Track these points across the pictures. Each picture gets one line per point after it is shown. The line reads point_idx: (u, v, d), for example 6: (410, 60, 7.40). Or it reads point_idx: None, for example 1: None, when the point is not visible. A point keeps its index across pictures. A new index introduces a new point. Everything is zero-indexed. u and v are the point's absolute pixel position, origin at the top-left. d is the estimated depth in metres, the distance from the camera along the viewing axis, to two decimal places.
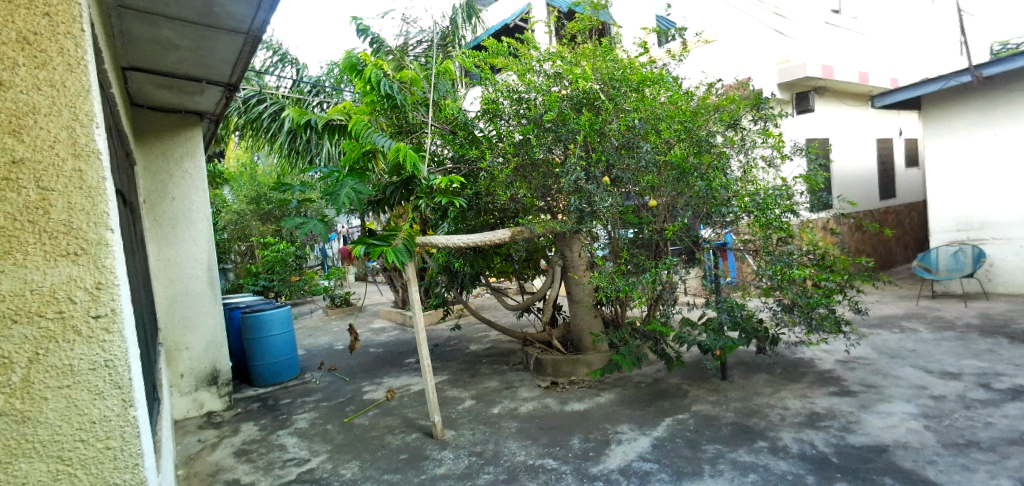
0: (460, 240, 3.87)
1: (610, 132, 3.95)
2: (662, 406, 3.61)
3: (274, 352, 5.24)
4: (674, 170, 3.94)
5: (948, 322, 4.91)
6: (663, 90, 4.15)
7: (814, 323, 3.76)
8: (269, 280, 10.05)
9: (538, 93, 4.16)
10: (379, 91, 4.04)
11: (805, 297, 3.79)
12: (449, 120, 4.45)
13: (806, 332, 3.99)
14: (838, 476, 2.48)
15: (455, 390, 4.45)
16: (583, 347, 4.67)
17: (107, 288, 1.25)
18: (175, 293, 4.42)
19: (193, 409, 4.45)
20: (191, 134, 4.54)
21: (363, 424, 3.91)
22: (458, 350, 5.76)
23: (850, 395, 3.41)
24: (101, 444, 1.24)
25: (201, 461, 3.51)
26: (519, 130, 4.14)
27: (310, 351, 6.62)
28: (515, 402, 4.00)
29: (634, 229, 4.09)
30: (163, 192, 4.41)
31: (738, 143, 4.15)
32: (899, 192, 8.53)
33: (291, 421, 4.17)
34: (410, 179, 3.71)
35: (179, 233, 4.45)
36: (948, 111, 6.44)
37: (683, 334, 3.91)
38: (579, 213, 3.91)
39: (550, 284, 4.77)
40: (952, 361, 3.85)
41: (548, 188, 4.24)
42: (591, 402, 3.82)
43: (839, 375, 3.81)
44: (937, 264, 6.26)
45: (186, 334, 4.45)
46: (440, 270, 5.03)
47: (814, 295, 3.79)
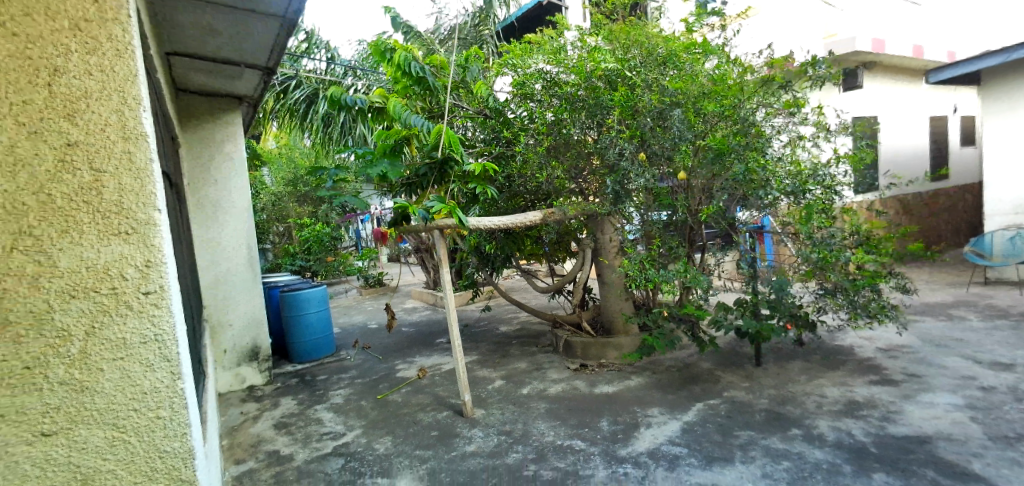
0: (491, 223, 3.88)
1: (644, 105, 3.82)
2: (693, 391, 3.57)
3: (311, 330, 5.43)
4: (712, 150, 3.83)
5: (1002, 310, 4.66)
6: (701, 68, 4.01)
7: (859, 308, 3.69)
8: (306, 260, 10.36)
9: (572, 71, 4.07)
10: (411, 75, 4.03)
11: (850, 281, 3.71)
12: (482, 104, 4.49)
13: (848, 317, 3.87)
14: (875, 466, 2.41)
15: (485, 370, 4.51)
16: (613, 330, 4.65)
17: (155, 266, 1.31)
18: (218, 271, 4.60)
19: (235, 383, 4.65)
20: (231, 118, 4.66)
21: (396, 401, 4.02)
22: (488, 330, 5.83)
23: (892, 384, 3.29)
24: (153, 413, 1.31)
25: (244, 432, 3.69)
26: (552, 110, 4.09)
27: (345, 329, 6.82)
28: (544, 383, 4.03)
29: (668, 212, 4.01)
30: (205, 175, 4.56)
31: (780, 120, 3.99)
32: (953, 173, 8.07)
33: (327, 396, 4.32)
34: (445, 161, 3.66)
35: (221, 214, 4.61)
36: (1013, 85, 5.99)
37: (719, 318, 3.87)
38: (614, 195, 3.92)
39: (581, 266, 4.74)
40: (1005, 352, 3.66)
41: (581, 168, 4.20)
42: (620, 385, 3.82)
43: (880, 363, 3.68)
44: (991, 249, 5.89)
45: (228, 311, 4.63)
46: (472, 251, 5.08)
47: (859, 278, 3.71)
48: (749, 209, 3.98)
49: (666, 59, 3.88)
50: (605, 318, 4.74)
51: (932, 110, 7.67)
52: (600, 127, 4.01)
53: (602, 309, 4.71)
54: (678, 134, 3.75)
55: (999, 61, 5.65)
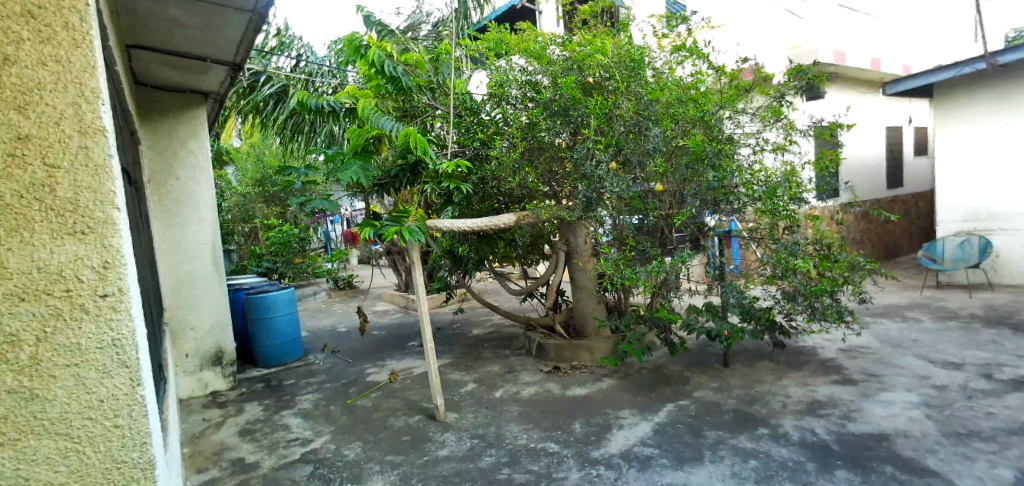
0: (465, 225, 3.87)
1: (621, 114, 3.91)
2: (663, 393, 3.62)
3: (278, 334, 5.29)
4: (686, 157, 3.91)
5: (952, 312, 4.90)
6: (673, 75, 4.10)
7: (817, 312, 3.85)
8: (273, 261, 10.11)
9: (549, 74, 4.09)
10: (381, 73, 4.00)
11: (808, 286, 3.84)
12: (459, 103, 4.40)
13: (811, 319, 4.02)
14: (838, 463, 2.50)
15: (457, 373, 4.47)
16: (585, 332, 4.68)
17: (114, 267, 1.25)
18: (180, 273, 4.43)
19: (197, 389, 4.49)
20: (195, 114, 4.50)
21: (366, 406, 3.94)
22: (460, 333, 5.79)
23: (852, 384, 3.41)
24: (109, 422, 1.24)
25: (206, 440, 3.56)
26: (528, 112, 4.08)
27: (314, 333, 6.67)
28: (517, 386, 4.02)
29: (639, 216, 4.04)
30: (167, 172, 4.39)
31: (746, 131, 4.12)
32: (907, 181, 8.45)
33: (295, 401, 4.21)
34: (416, 162, 3.71)
35: (183, 214, 4.45)
36: (962, 98, 6.32)
37: (691, 321, 3.98)
38: (586, 201, 3.93)
39: (554, 270, 4.72)
40: (956, 352, 3.84)
41: (555, 173, 4.24)
42: (593, 388, 3.84)
43: (841, 363, 3.82)
44: (942, 255, 6.30)
45: (191, 314, 4.46)
46: (444, 253, 5.08)
47: (817, 283, 3.84)
48: (718, 214, 4.08)
49: (638, 66, 3.94)
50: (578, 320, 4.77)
51: (889, 122, 8.02)
52: (575, 133, 4.07)
53: (575, 311, 4.73)
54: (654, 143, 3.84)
55: (951, 74, 5.95)
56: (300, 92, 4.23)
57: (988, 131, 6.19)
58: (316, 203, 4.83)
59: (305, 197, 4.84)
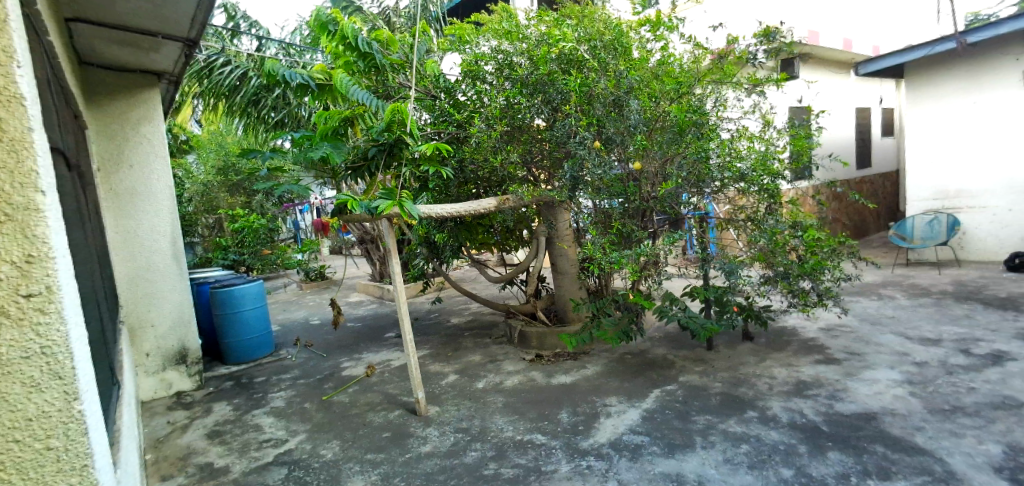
0: (443, 210, 3.73)
1: (600, 91, 3.78)
2: (649, 377, 3.57)
3: (245, 328, 5.03)
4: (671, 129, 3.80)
5: (923, 289, 5.00)
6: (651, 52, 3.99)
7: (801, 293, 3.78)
8: (240, 254, 9.78)
9: (524, 51, 3.93)
10: (353, 48, 3.81)
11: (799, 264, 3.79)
12: (432, 85, 4.31)
13: (795, 300, 3.96)
14: (829, 445, 2.47)
15: (438, 364, 4.34)
16: (567, 317, 4.60)
17: (40, 261, 1.05)
18: (137, 268, 4.14)
19: (161, 390, 4.23)
20: (148, 96, 4.19)
21: (343, 402, 3.78)
22: (438, 323, 5.64)
23: (835, 363, 3.42)
24: (41, 444, 1.06)
25: (171, 444, 3.34)
26: (504, 93, 3.91)
27: (285, 326, 6.42)
28: (499, 376, 3.92)
29: (621, 199, 3.86)
30: (119, 159, 4.07)
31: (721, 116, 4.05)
32: (875, 162, 8.61)
33: (266, 399, 4.01)
34: (394, 144, 3.43)
35: (139, 204, 4.14)
36: (935, 76, 6.42)
37: (665, 309, 3.82)
38: (572, 182, 3.81)
39: (534, 256, 4.62)
40: (931, 328, 3.90)
41: (535, 154, 4.10)
42: (577, 375, 3.76)
43: (822, 343, 3.82)
44: (911, 233, 6.38)
45: (150, 311, 4.18)
46: (421, 242, 4.90)
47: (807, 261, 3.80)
48: (694, 194, 4.02)
49: (616, 43, 3.82)
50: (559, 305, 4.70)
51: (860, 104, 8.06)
52: (554, 110, 3.93)
53: (556, 297, 4.64)
54: (636, 121, 3.73)
55: (923, 54, 6.02)
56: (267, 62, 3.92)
57: (954, 107, 6.33)
58: (285, 189, 4.48)
59: (271, 184, 4.45)
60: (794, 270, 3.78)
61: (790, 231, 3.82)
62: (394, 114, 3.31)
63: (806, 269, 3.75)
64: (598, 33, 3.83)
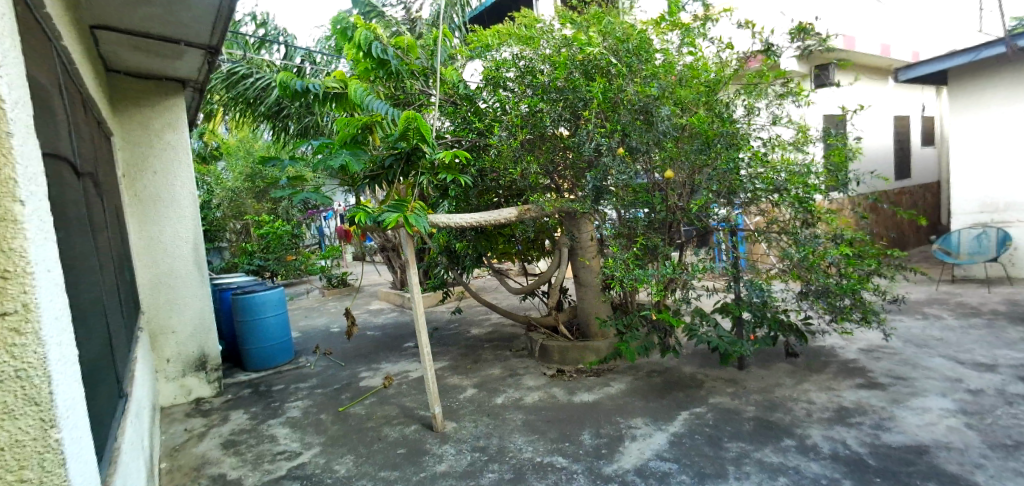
0: (462, 220, 3.63)
1: (625, 98, 3.62)
2: (677, 398, 3.39)
3: (264, 336, 5.01)
4: (697, 140, 3.62)
5: (973, 308, 4.69)
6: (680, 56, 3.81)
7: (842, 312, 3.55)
8: (265, 259, 9.92)
9: (547, 57, 3.83)
10: (369, 54, 3.79)
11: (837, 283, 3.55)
12: (452, 93, 4.24)
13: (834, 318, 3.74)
14: (877, 481, 2.26)
15: (456, 377, 4.23)
16: (589, 332, 4.43)
17: (16, 277, 0.97)
18: (159, 273, 4.16)
19: (180, 395, 4.22)
20: (173, 103, 4.23)
21: (358, 414, 3.70)
22: (458, 334, 5.55)
23: (879, 388, 3.19)
24: (13, 476, 0.98)
25: (186, 453, 3.30)
26: (525, 101, 3.75)
27: (305, 333, 6.41)
28: (519, 392, 3.78)
29: (647, 209, 3.71)
30: (143, 165, 4.11)
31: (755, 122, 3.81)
32: (915, 173, 8.22)
33: (283, 409, 3.96)
34: (412, 152, 3.37)
35: (161, 209, 4.17)
36: (981, 84, 6.09)
37: (694, 327, 3.67)
38: (595, 192, 3.67)
39: (556, 267, 4.48)
40: (985, 351, 3.62)
41: (557, 163, 3.98)
42: (601, 393, 3.60)
43: (864, 366, 3.59)
44: (958, 248, 5.99)
45: (171, 317, 4.19)
46: (441, 252, 4.83)
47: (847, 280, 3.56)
48: (723, 206, 3.83)
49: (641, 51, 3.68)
50: (582, 318, 4.52)
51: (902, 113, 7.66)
52: (576, 119, 3.81)
53: (578, 310, 4.49)
54: (663, 129, 3.54)
55: (967, 60, 5.71)
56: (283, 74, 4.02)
57: (1002, 115, 5.99)
58: (304, 196, 4.35)
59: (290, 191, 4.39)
60: (831, 293, 3.55)
61: (829, 249, 3.58)
62: (410, 123, 3.23)
63: (843, 291, 3.52)
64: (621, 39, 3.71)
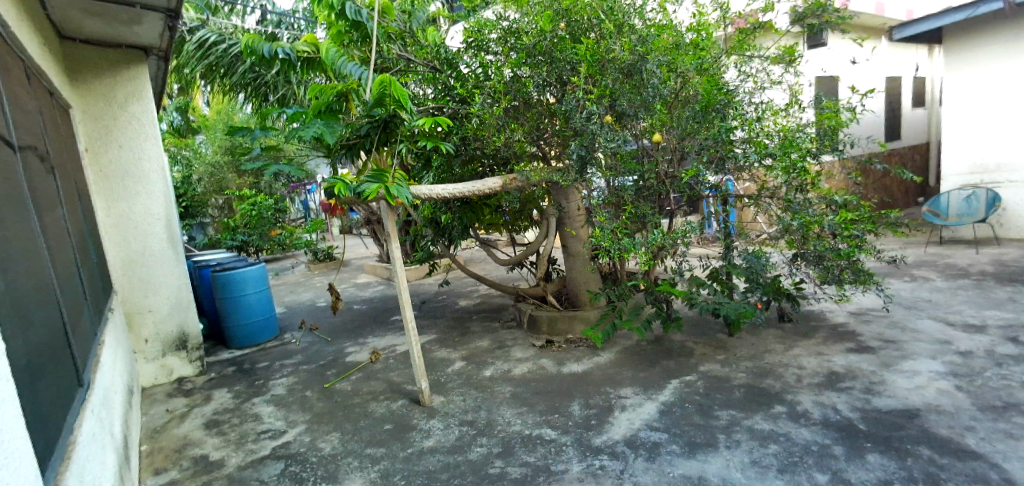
0: (446, 191, 3.50)
1: (615, 59, 3.41)
2: (667, 367, 3.35)
3: (247, 312, 4.89)
4: (695, 110, 3.51)
5: (961, 269, 4.68)
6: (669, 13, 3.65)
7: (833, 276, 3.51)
8: (248, 235, 9.50)
9: (530, 14, 3.60)
10: (343, 16, 3.64)
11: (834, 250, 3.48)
12: (431, 58, 4.00)
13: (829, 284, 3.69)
14: (869, 446, 2.24)
15: (444, 350, 4.16)
16: (579, 302, 4.37)
17: None
18: (131, 252, 3.99)
19: (161, 376, 4.12)
20: (135, 72, 3.98)
21: (344, 391, 3.63)
22: (445, 306, 5.48)
23: (869, 352, 3.16)
24: None
25: (167, 434, 3.22)
26: (507, 64, 3.60)
27: (291, 309, 6.30)
28: (508, 364, 3.72)
29: (636, 177, 3.62)
30: (107, 139, 3.89)
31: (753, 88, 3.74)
32: (905, 135, 8.15)
33: (267, 387, 3.88)
34: (389, 120, 3.19)
35: (130, 185, 3.97)
36: (977, 41, 5.99)
37: (693, 295, 3.54)
38: (580, 161, 3.46)
39: (544, 236, 4.36)
40: (974, 313, 3.61)
41: (543, 131, 3.80)
42: (590, 363, 3.55)
43: (854, 329, 3.57)
44: (947, 210, 5.94)
45: (147, 296, 4.05)
46: (427, 222, 4.68)
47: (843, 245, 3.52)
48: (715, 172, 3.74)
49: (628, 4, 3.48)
50: (570, 289, 4.46)
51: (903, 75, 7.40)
52: (562, 84, 3.63)
53: (568, 280, 4.41)
54: (653, 92, 3.40)
55: (964, 16, 5.56)
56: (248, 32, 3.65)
57: (996, 73, 5.89)
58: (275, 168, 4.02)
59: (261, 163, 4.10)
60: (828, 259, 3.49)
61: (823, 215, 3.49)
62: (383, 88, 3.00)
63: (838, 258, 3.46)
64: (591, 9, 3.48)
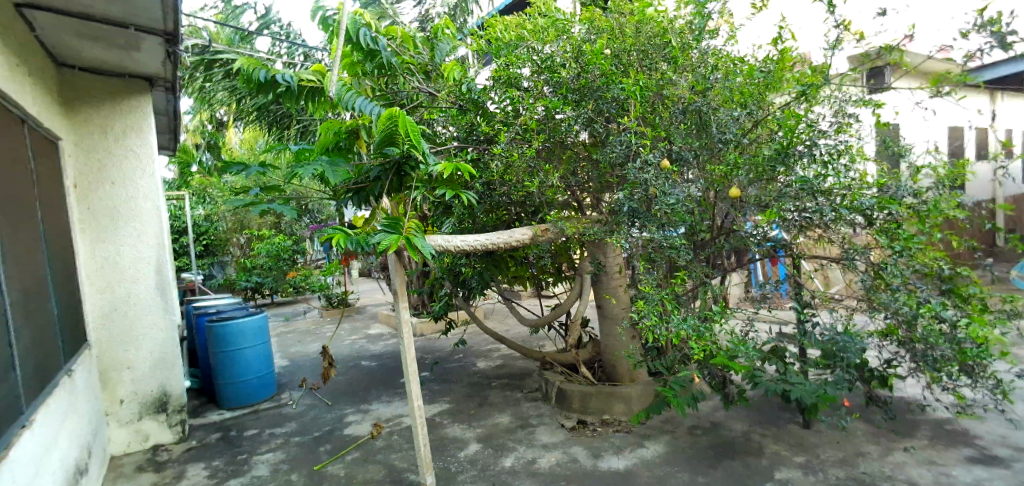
0: (465, 243, 3.03)
1: (673, 97, 3.02)
2: (732, 469, 2.68)
3: (243, 369, 4.40)
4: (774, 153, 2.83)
5: None
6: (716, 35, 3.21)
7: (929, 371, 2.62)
8: (263, 276, 9.64)
9: (571, 48, 3.16)
10: (357, 46, 3.38)
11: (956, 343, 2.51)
12: (459, 96, 3.55)
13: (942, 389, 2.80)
14: None
15: (457, 427, 3.56)
16: (615, 374, 3.77)
17: None
18: (114, 300, 3.56)
19: (135, 442, 3.61)
20: (136, 103, 3.69)
21: (337, 476, 3.03)
22: (463, 367, 4.90)
23: (999, 465, 2.47)
24: None
25: None
26: (543, 101, 3.12)
27: (295, 361, 5.82)
28: (532, 451, 3.10)
29: (685, 227, 2.99)
30: (99, 174, 3.55)
31: (844, 130, 2.91)
32: (970, 189, 7.46)
33: (249, 464, 3.32)
34: (403, 161, 2.73)
35: (120, 225, 3.59)
36: None
37: (758, 373, 2.91)
38: (628, 213, 2.95)
39: (576, 296, 3.87)
40: None
41: (580, 177, 3.31)
42: (633, 458, 2.90)
43: (967, 429, 2.87)
44: None
45: (127, 350, 3.59)
46: (445, 272, 4.19)
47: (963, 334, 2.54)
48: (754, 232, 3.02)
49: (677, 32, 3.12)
50: (607, 359, 3.82)
51: (1015, 124, 6.43)
52: (605, 123, 3.12)
53: (603, 347, 3.82)
54: (724, 139, 2.87)
55: None
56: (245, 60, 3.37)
57: None
58: (265, 209, 3.25)
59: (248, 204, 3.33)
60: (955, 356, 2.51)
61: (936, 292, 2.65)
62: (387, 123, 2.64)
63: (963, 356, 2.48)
64: (664, 32, 3.07)
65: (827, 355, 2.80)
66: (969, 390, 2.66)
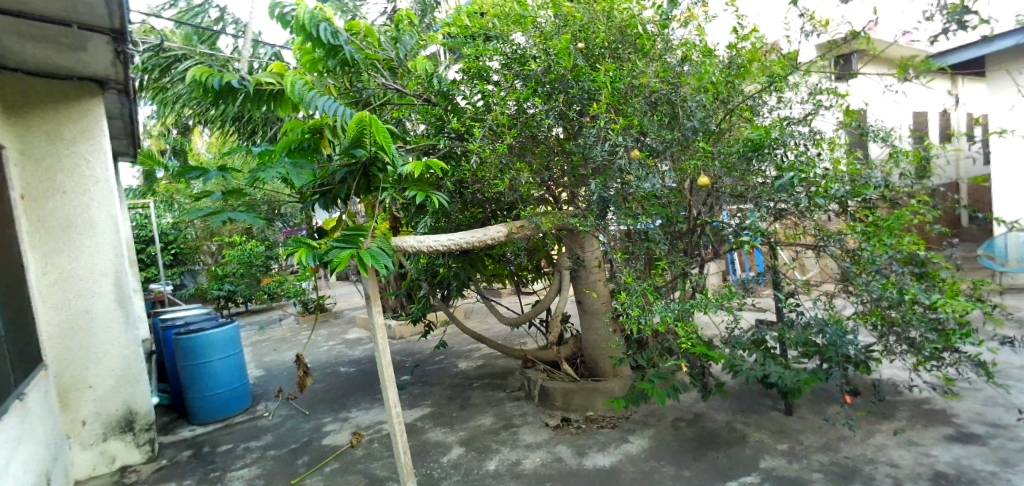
0: (439, 243, 2.94)
1: (643, 86, 2.97)
2: (717, 460, 2.67)
3: (214, 382, 4.23)
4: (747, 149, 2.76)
5: None
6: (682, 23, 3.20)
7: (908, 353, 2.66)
8: (236, 284, 9.37)
9: (541, 40, 3.10)
10: (318, 42, 3.20)
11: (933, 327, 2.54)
12: (427, 88, 3.48)
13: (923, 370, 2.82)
14: None
15: (439, 430, 3.48)
16: (597, 369, 3.74)
17: None
18: (71, 316, 3.37)
19: (100, 465, 3.43)
20: (87, 107, 3.50)
21: None
22: (443, 369, 4.81)
23: (976, 443, 2.50)
24: None
25: None
26: (513, 94, 3.06)
27: (270, 371, 5.65)
28: (516, 452, 3.04)
29: (663, 219, 2.96)
30: (49, 183, 3.35)
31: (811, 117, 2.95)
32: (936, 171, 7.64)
33: (223, 481, 3.18)
34: (370, 163, 2.63)
35: (74, 236, 3.40)
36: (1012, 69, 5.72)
37: (738, 363, 2.90)
38: (601, 202, 2.84)
39: (557, 295, 3.75)
40: None
41: (554, 171, 3.26)
42: (618, 454, 2.87)
43: (944, 409, 2.91)
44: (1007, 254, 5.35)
45: (87, 369, 3.40)
46: (421, 274, 4.09)
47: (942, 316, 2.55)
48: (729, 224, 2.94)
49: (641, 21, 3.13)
50: (589, 355, 3.78)
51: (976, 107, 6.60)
52: (578, 116, 3.06)
53: (584, 342, 3.78)
54: (690, 127, 2.83)
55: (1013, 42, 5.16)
56: (195, 70, 3.14)
57: None
58: (227, 217, 3.04)
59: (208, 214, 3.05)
60: (931, 336, 2.53)
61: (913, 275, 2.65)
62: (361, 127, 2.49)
63: (942, 334, 2.50)
64: (632, 22, 3.06)
65: (807, 342, 2.79)
66: (946, 370, 2.68)
